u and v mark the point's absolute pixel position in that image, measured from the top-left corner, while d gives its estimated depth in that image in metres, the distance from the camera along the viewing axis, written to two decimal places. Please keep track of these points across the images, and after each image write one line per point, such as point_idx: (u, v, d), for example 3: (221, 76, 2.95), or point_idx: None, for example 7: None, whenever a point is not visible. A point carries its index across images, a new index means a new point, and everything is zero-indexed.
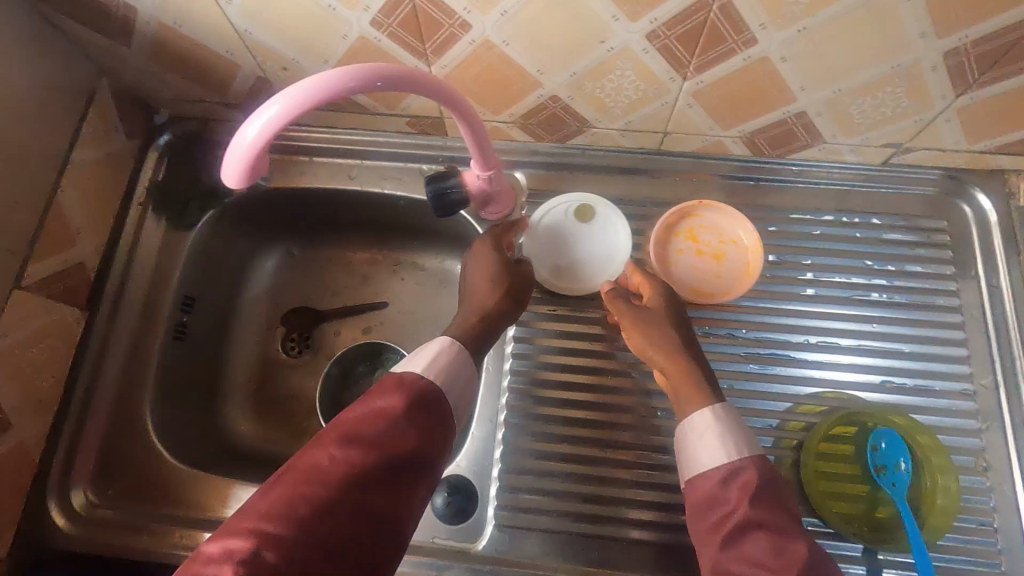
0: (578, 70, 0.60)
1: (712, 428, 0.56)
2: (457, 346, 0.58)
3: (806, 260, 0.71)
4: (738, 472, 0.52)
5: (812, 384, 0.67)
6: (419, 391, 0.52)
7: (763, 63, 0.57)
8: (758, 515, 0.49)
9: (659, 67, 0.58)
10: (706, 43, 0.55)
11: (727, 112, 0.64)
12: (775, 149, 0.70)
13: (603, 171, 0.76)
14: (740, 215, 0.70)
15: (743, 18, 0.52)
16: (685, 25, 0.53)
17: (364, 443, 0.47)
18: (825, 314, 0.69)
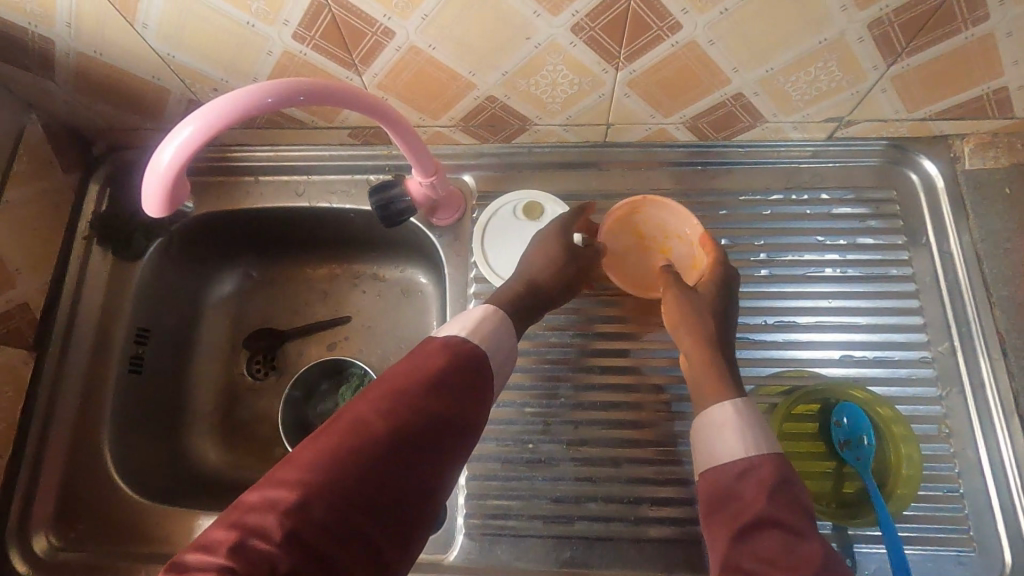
0: (510, 68, 0.60)
1: (739, 414, 0.54)
2: (497, 311, 0.58)
3: (758, 241, 0.71)
4: (756, 468, 0.50)
5: (773, 365, 0.67)
6: (459, 356, 0.51)
7: (691, 47, 0.56)
8: (772, 511, 0.46)
9: (588, 59, 0.58)
10: (632, 32, 0.55)
11: (664, 97, 0.64)
12: (718, 132, 0.70)
13: (551, 167, 0.76)
14: (683, 210, 0.67)
15: (664, 4, 0.51)
16: (608, 15, 0.53)
17: (412, 398, 0.47)
18: (783, 292, 0.69)
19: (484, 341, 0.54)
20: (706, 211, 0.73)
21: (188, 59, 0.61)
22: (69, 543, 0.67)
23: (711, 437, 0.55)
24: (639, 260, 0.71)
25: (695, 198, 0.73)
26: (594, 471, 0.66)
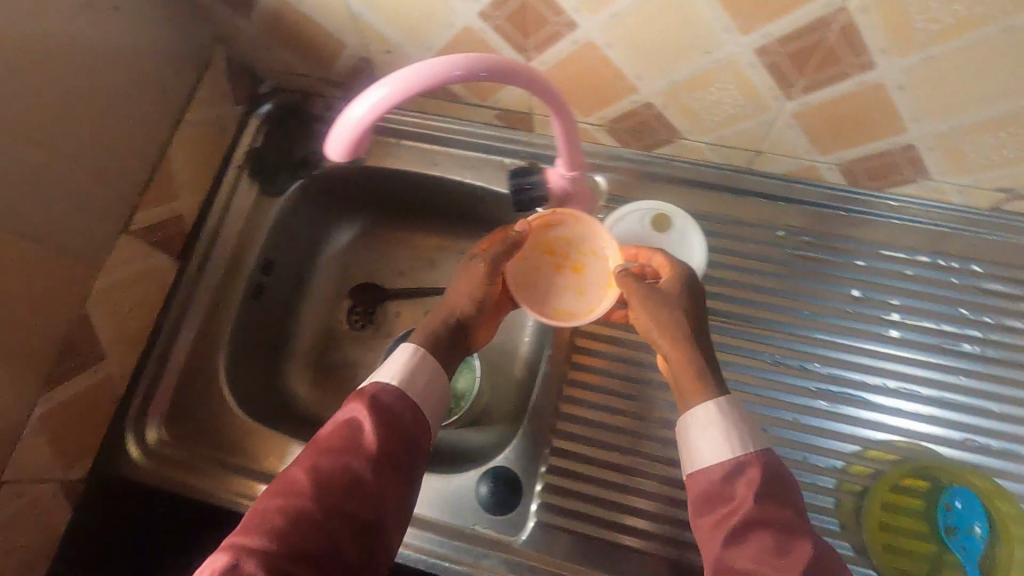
0: (678, 78, 0.60)
1: (717, 415, 0.56)
2: (423, 349, 0.60)
3: (893, 300, 0.68)
4: (743, 468, 0.52)
5: (883, 431, 0.65)
6: (376, 405, 0.54)
7: (878, 90, 0.54)
8: (766, 511, 0.49)
9: (763, 82, 0.57)
10: (820, 62, 0.53)
11: (828, 135, 0.62)
12: (872, 180, 0.67)
13: (685, 184, 0.74)
14: (597, 224, 0.66)
15: (864, 38, 0.50)
16: (800, 42, 0.52)
17: (324, 450, 0.52)
18: (909, 359, 0.66)
19: (415, 385, 0.57)
20: (841, 258, 0.70)
21: (373, 20, 0.64)
22: (175, 439, 0.72)
23: (692, 434, 0.56)
24: (552, 279, 0.67)
25: (829, 243, 0.71)
26: (670, 491, 0.67)
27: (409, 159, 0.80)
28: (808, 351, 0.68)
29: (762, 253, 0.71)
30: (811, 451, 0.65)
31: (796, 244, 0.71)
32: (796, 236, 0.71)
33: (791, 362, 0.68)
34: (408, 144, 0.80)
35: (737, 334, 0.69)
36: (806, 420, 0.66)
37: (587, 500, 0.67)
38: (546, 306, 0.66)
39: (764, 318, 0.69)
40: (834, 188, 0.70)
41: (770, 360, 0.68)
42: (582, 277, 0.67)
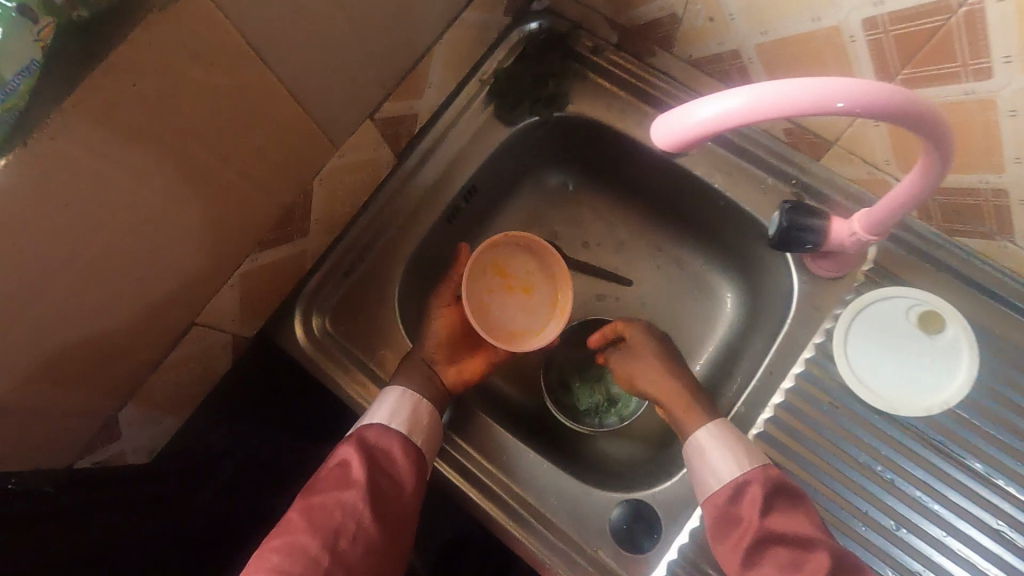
0: (773, 32, 0.55)
1: (719, 433, 0.60)
2: (408, 387, 0.63)
3: (948, 344, 0.62)
4: (750, 486, 0.56)
5: (907, 487, 0.59)
6: (363, 446, 0.58)
7: (987, 106, 0.48)
8: (778, 526, 0.53)
9: (861, 61, 0.52)
10: (928, 55, 0.48)
11: (916, 150, 0.57)
12: (948, 222, 0.61)
13: (743, 171, 0.70)
14: (542, 245, 0.71)
15: (990, 39, 0.44)
16: (914, 24, 0.47)
17: (320, 488, 0.55)
18: (961, 446, 0.60)
19: (401, 419, 0.61)
20: (896, 295, 0.63)
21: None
22: None
23: (703, 459, 0.60)
24: (504, 302, 0.70)
25: (879, 282, 0.65)
26: (663, 530, 0.63)
27: (450, 137, 0.75)
28: (841, 386, 0.63)
29: (814, 288, 0.66)
30: (852, 516, 0.59)
31: (852, 287, 0.65)
32: (864, 269, 0.65)
33: (823, 396, 0.63)
34: (457, 114, 0.75)
35: (802, 367, 0.64)
36: (863, 481, 0.60)
37: (572, 524, 0.64)
38: (501, 330, 0.69)
39: (830, 359, 0.64)
40: (924, 231, 0.63)
41: (828, 402, 0.63)
42: (531, 298, 0.71)
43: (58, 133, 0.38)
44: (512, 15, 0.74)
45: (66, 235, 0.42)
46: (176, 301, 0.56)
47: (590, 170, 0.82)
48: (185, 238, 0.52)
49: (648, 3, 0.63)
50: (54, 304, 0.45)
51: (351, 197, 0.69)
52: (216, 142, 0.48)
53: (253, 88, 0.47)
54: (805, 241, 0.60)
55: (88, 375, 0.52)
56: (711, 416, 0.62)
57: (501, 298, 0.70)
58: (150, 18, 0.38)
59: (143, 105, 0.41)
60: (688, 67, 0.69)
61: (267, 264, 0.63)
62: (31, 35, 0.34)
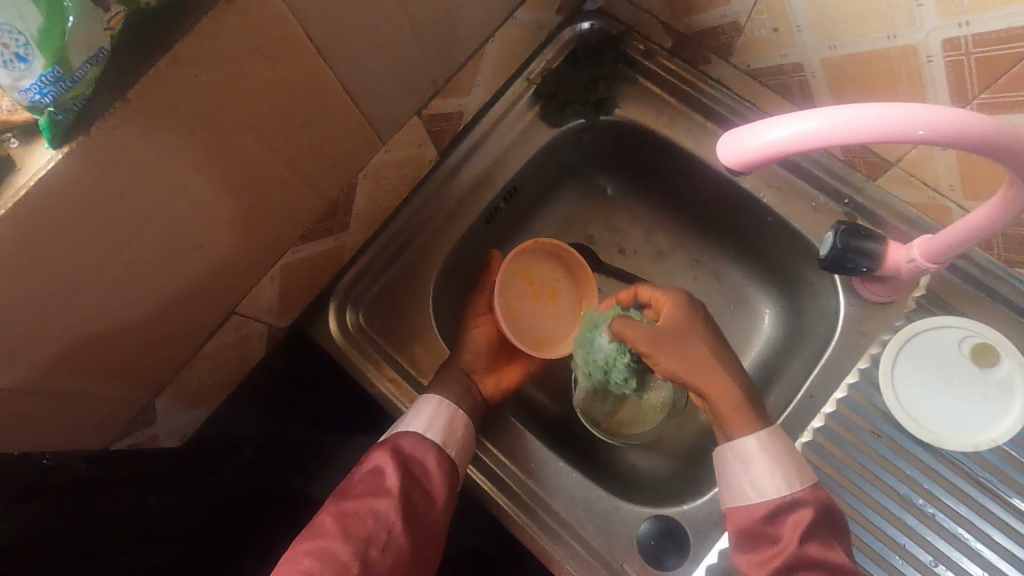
0: (841, 47, 0.53)
1: (773, 444, 0.58)
2: (445, 396, 0.63)
3: (1001, 379, 0.59)
4: (800, 507, 0.54)
5: (949, 523, 0.57)
6: (397, 455, 0.58)
7: None
8: (818, 552, 0.51)
9: (936, 82, 0.50)
10: (1010, 81, 0.46)
11: (986, 178, 0.55)
12: (1009, 253, 0.59)
13: (794, 187, 0.68)
14: (567, 251, 0.75)
15: None
16: (999, 48, 0.45)
17: (354, 493, 0.55)
18: (1007, 484, 0.57)
19: (437, 428, 0.61)
20: (949, 324, 0.61)
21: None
22: None
23: (742, 468, 0.58)
24: (533, 310, 0.75)
25: (931, 310, 0.63)
26: (692, 549, 0.62)
27: (493, 136, 0.73)
28: (884, 414, 0.61)
29: (862, 312, 0.64)
30: (888, 548, 0.58)
31: (902, 313, 0.63)
32: (915, 295, 0.63)
33: (864, 423, 0.61)
34: (501, 113, 0.73)
35: (845, 393, 0.63)
36: (902, 513, 0.58)
37: (599, 536, 0.63)
38: (530, 336, 0.73)
39: (875, 386, 0.62)
40: (982, 260, 0.61)
41: (871, 431, 0.61)
42: (557, 304, 0.76)
43: (122, 121, 0.37)
44: (564, 14, 0.73)
45: (121, 222, 0.42)
46: (219, 290, 0.56)
47: (631, 176, 0.81)
48: (232, 228, 0.51)
49: (709, 10, 0.61)
50: (105, 289, 0.45)
51: (392, 192, 0.68)
52: (270, 135, 0.48)
53: (310, 82, 0.47)
54: (859, 265, 0.58)
55: (130, 359, 0.52)
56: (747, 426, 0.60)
57: (529, 305, 0.74)
58: (217, 9, 0.37)
59: (205, 96, 0.41)
60: (743, 77, 0.66)
61: (307, 257, 0.63)
62: (103, 22, 0.34)
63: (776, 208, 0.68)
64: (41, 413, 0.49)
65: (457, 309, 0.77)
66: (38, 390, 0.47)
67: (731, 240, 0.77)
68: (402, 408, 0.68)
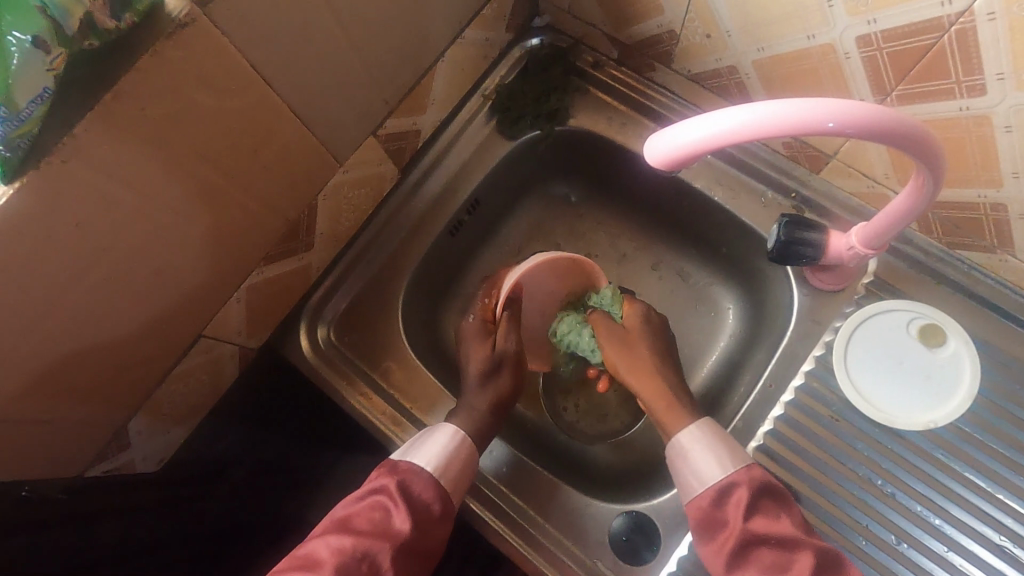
0: (768, 49, 0.56)
1: (703, 432, 0.60)
2: (467, 437, 0.61)
3: (948, 356, 0.61)
4: (734, 489, 0.55)
5: (909, 502, 0.59)
6: (408, 497, 0.56)
7: (981, 122, 0.48)
8: (761, 529, 0.52)
9: (858, 79, 0.53)
10: (922, 72, 0.49)
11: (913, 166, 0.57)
12: (948, 237, 0.61)
13: (741, 185, 0.70)
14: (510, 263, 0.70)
15: (980, 54, 0.45)
16: (908, 41, 0.47)
17: (355, 530, 0.52)
18: (959, 458, 0.59)
19: (449, 473, 0.59)
20: (895, 308, 0.63)
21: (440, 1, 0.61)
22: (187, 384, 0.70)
23: (686, 460, 0.59)
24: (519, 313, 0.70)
25: (880, 294, 0.65)
26: (663, 541, 0.63)
27: (453, 151, 0.76)
28: (843, 401, 0.63)
29: (815, 301, 0.67)
30: (852, 530, 0.59)
31: (852, 300, 0.65)
32: (864, 281, 0.65)
33: (824, 411, 0.63)
34: (459, 128, 0.76)
35: (802, 380, 0.64)
36: (864, 494, 0.60)
37: (571, 535, 0.64)
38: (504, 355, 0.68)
39: (830, 372, 0.64)
40: (924, 245, 0.63)
41: (829, 416, 0.62)
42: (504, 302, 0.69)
43: (71, 155, 0.39)
44: (514, 31, 0.76)
45: (80, 251, 0.44)
46: (187, 314, 0.57)
47: (591, 183, 0.83)
48: (193, 252, 0.53)
49: (647, 20, 0.64)
50: (68, 320, 0.47)
51: (355, 210, 0.70)
52: (221, 163, 0.50)
53: (258, 110, 0.49)
54: (804, 255, 0.60)
55: (100, 384, 0.54)
56: (694, 419, 0.61)
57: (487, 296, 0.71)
58: (156, 46, 0.40)
59: (152, 128, 0.43)
60: (686, 81, 0.69)
61: (273, 277, 0.65)
62: (45, 64, 0.36)
63: (726, 205, 0.71)
64: (12, 441, 0.50)
65: (427, 320, 0.79)
66: (9, 419, 0.48)
67: (689, 238, 0.79)
68: (376, 420, 0.70)
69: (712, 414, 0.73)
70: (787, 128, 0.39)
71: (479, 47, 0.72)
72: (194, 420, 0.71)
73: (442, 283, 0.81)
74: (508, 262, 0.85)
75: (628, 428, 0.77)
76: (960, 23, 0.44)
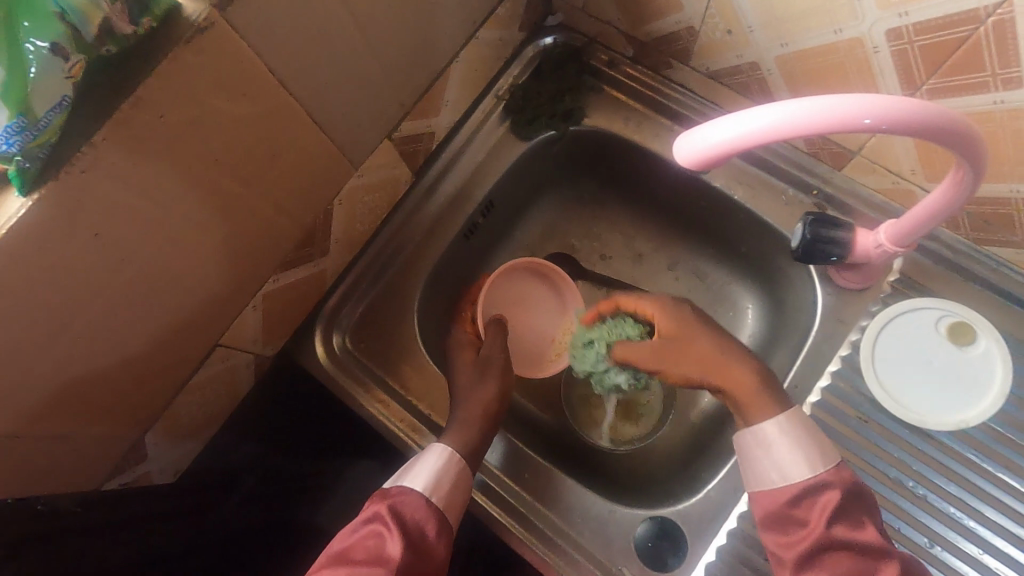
0: (792, 44, 0.55)
1: (794, 425, 0.56)
2: (456, 453, 0.60)
3: (979, 354, 0.60)
4: (824, 490, 0.52)
5: (941, 504, 0.58)
6: (399, 520, 0.52)
7: (1016, 116, 0.47)
8: (844, 534, 0.49)
9: (886, 73, 0.51)
10: (955, 65, 0.48)
11: (943, 160, 0.56)
12: (976, 232, 0.60)
13: (761, 182, 0.69)
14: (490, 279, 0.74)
15: (1017, 46, 0.44)
16: (940, 34, 0.46)
17: (351, 562, 0.48)
18: (992, 459, 0.58)
19: (440, 493, 0.57)
20: (923, 305, 0.62)
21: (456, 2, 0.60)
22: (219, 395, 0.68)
23: (760, 454, 0.56)
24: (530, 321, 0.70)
25: (906, 292, 0.64)
26: (689, 545, 0.62)
27: (467, 153, 0.75)
28: (871, 401, 0.61)
29: (839, 300, 0.65)
30: (883, 534, 0.57)
31: (878, 298, 0.64)
32: (890, 279, 0.64)
33: (851, 412, 0.62)
34: (473, 130, 0.75)
35: (829, 381, 0.63)
36: (895, 497, 0.58)
37: (595, 541, 0.63)
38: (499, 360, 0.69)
39: (858, 372, 0.62)
40: (951, 241, 0.62)
41: (857, 418, 0.61)
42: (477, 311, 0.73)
43: (89, 165, 0.38)
44: (528, 30, 0.75)
45: (98, 262, 0.43)
46: (205, 323, 0.56)
47: (606, 183, 0.82)
48: (211, 260, 0.52)
49: (665, 16, 0.63)
50: (87, 332, 0.46)
51: (370, 214, 0.69)
52: (239, 169, 0.49)
53: (277, 114, 0.48)
54: (831, 253, 0.59)
55: (117, 397, 0.53)
56: (785, 407, 0.57)
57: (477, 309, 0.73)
58: (176, 50, 0.39)
59: (171, 135, 0.42)
60: (704, 78, 0.68)
61: (289, 284, 0.64)
62: (63, 71, 0.35)
63: (746, 202, 0.69)
64: (29, 456, 0.49)
65: (442, 325, 0.78)
66: (28, 434, 0.48)
67: (707, 238, 0.78)
68: (393, 427, 0.69)
69: (734, 415, 0.73)
70: (826, 125, 0.37)
71: (493, 47, 0.71)
72: (209, 430, 0.70)
73: (456, 287, 0.80)
74: None
75: (648, 432, 0.76)
76: (998, 14, 0.43)
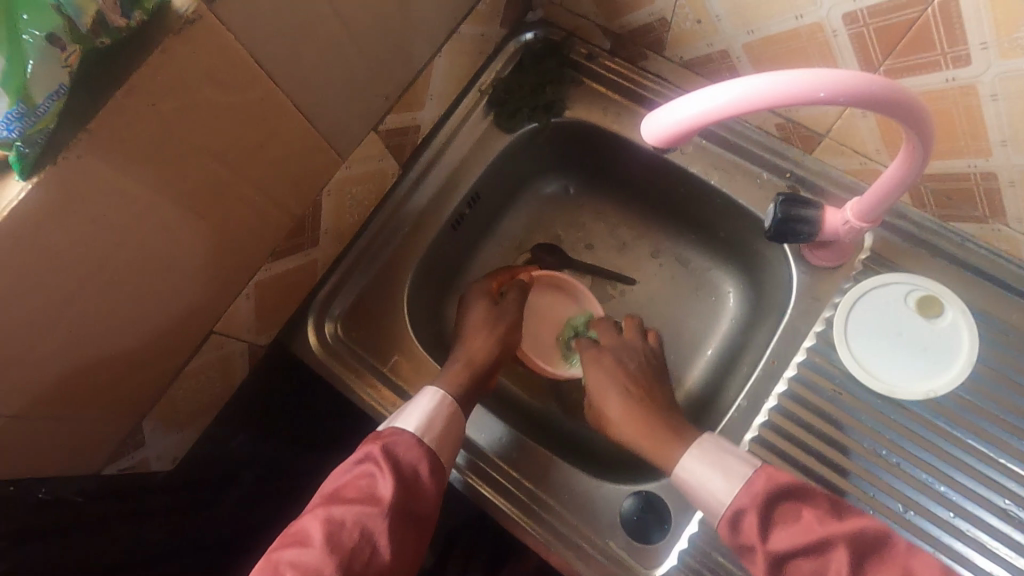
0: (758, 31, 0.57)
1: (698, 461, 0.60)
2: (450, 397, 0.64)
3: (947, 326, 0.62)
4: (744, 514, 0.54)
5: (914, 471, 0.60)
6: (390, 460, 0.57)
7: (968, 92, 0.50)
8: (785, 543, 0.51)
9: (846, 56, 0.54)
10: (909, 46, 0.50)
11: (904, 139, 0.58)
12: (940, 209, 0.62)
13: (736, 167, 0.72)
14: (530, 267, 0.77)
15: (963, 26, 0.46)
16: (892, 16, 0.49)
17: (344, 499, 0.53)
18: (961, 426, 0.60)
19: (432, 433, 0.61)
20: (892, 281, 0.64)
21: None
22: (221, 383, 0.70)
23: (693, 491, 0.59)
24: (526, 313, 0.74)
25: (877, 269, 0.66)
26: (673, 519, 0.64)
27: (452, 146, 0.77)
28: (845, 375, 0.64)
29: (814, 279, 0.68)
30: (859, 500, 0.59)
31: (850, 275, 0.66)
32: (860, 257, 0.67)
33: (826, 384, 0.64)
34: (458, 124, 0.77)
35: (805, 356, 0.65)
36: (869, 465, 0.60)
37: (583, 516, 0.65)
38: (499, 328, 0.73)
39: (832, 347, 0.65)
40: (917, 219, 0.65)
41: (832, 390, 0.63)
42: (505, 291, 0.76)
43: (85, 151, 0.40)
44: (509, 26, 0.77)
45: (95, 247, 0.45)
46: (199, 310, 0.58)
47: (589, 174, 0.84)
48: (204, 248, 0.54)
49: (638, 9, 0.66)
50: (85, 315, 0.48)
51: (359, 205, 0.72)
52: (230, 158, 0.51)
53: (265, 105, 0.50)
54: (802, 231, 0.61)
55: (114, 381, 0.55)
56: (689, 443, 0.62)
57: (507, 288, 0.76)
58: (167, 42, 0.41)
59: (163, 123, 0.44)
60: (678, 68, 0.70)
61: (281, 274, 0.66)
62: (60, 61, 0.37)
63: (722, 187, 0.72)
64: (32, 438, 0.51)
65: (432, 314, 0.80)
66: (30, 416, 0.50)
67: (688, 224, 0.81)
68: (384, 412, 0.71)
69: (717, 394, 0.75)
70: (782, 98, 0.40)
71: (475, 43, 0.73)
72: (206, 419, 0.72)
73: (445, 278, 0.82)
74: (509, 255, 0.86)
75: None
76: None
